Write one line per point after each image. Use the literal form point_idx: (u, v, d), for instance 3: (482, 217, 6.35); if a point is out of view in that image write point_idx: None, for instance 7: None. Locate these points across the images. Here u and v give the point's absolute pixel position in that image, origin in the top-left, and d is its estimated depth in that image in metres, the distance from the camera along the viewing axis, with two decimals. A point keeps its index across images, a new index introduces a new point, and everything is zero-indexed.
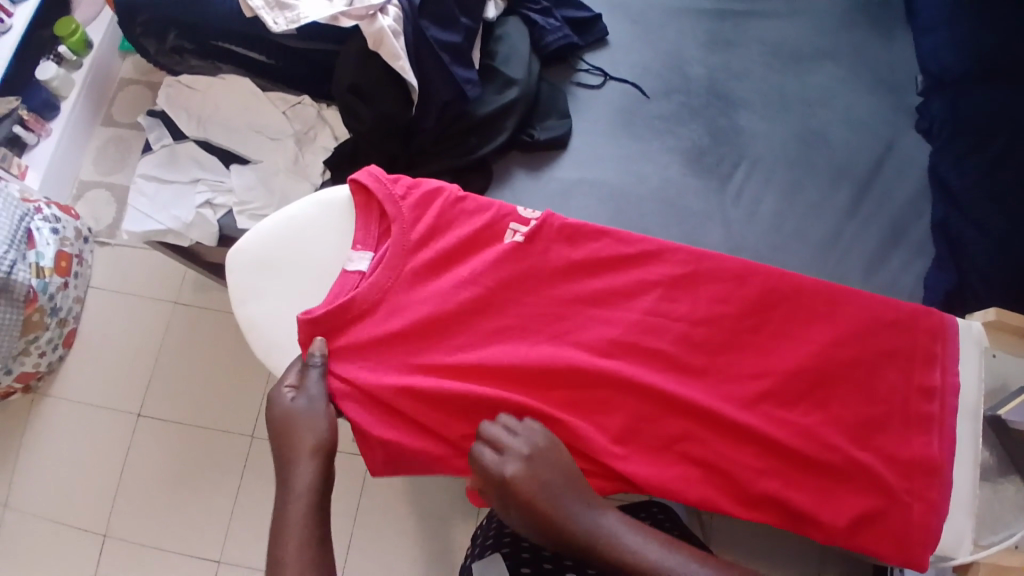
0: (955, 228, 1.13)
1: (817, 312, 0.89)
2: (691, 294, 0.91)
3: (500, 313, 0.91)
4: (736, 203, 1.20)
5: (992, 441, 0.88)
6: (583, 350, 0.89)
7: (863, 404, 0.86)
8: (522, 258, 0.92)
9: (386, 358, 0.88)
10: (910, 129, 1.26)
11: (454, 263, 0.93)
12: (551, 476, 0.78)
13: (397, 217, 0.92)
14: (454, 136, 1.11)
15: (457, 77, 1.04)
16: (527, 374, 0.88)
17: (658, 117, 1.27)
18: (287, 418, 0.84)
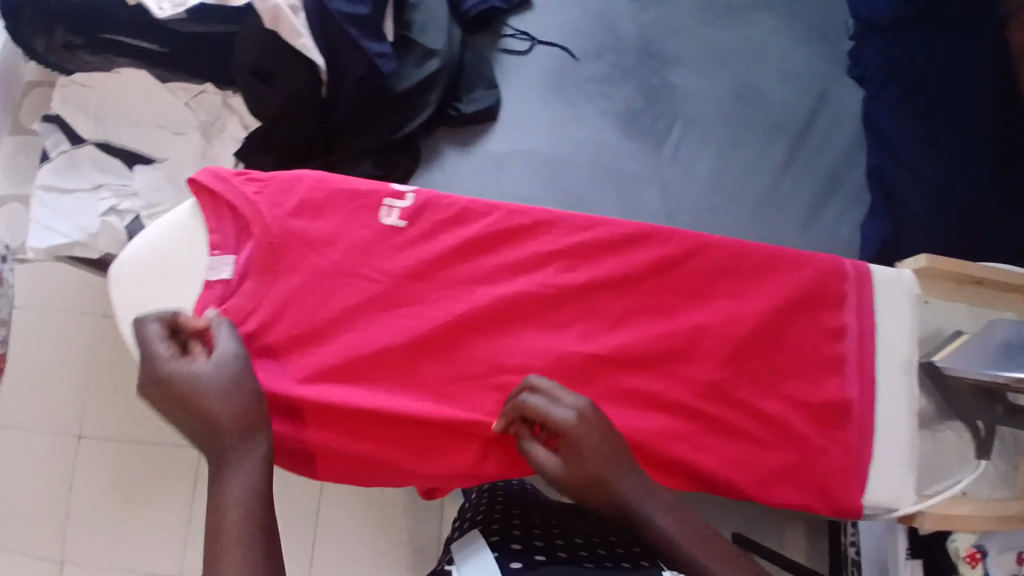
0: (890, 176, 1.12)
1: (721, 268, 0.85)
2: (602, 264, 0.85)
3: (387, 299, 0.84)
4: (672, 162, 1.18)
5: (927, 388, 0.86)
6: (489, 331, 0.84)
7: (774, 354, 0.84)
8: (408, 239, 0.86)
9: (272, 368, 0.81)
10: (843, 77, 1.24)
11: (327, 249, 0.85)
12: (610, 447, 0.73)
13: (261, 216, 0.85)
14: (374, 113, 1.04)
15: (369, 51, 0.97)
16: (422, 358, 0.83)
17: (588, 80, 1.22)
18: (190, 386, 0.72)
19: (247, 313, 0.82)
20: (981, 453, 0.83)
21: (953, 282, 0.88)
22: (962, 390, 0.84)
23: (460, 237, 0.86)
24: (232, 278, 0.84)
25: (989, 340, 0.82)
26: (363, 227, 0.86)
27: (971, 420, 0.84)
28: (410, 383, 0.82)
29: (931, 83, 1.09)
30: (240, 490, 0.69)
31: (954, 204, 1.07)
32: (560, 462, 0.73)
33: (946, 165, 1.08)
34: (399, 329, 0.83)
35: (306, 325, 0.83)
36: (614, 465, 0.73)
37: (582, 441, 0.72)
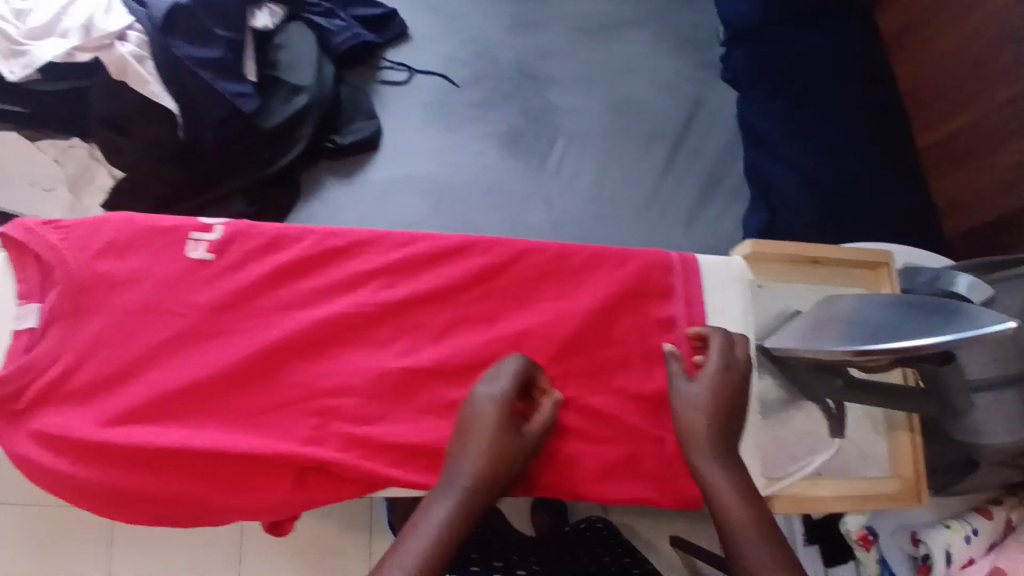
0: (764, 167, 1.14)
1: (546, 269, 0.80)
2: (439, 276, 0.78)
3: (195, 341, 0.72)
4: (556, 177, 1.19)
5: (766, 367, 0.72)
6: (307, 365, 0.74)
7: (605, 351, 0.79)
8: (212, 275, 0.74)
9: (67, 425, 0.68)
10: (716, 82, 1.30)
11: (116, 291, 0.72)
12: (728, 405, 0.69)
13: (56, 254, 0.72)
14: (242, 151, 1.04)
15: (225, 92, 0.97)
16: (236, 404, 0.72)
17: (469, 104, 1.23)
18: (485, 425, 0.69)
19: (46, 368, 0.69)
20: (833, 433, 0.70)
21: (786, 262, 0.81)
22: (802, 368, 0.67)
23: (277, 263, 0.75)
24: (36, 327, 0.71)
25: (827, 310, 0.69)
26: (163, 260, 0.74)
27: (818, 396, 0.69)
28: (228, 428, 0.71)
29: (792, 82, 1.18)
30: (471, 475, 0.66)
31: (822, 188, 1.12)
32: (696, 392, 0.69)
33: (813, 154, 1.14)
34: (205, 373, 0.71)
35: (101, 379, 0.70)
36: (713, 414, 0.68)
37: (709, 384, 0.69)
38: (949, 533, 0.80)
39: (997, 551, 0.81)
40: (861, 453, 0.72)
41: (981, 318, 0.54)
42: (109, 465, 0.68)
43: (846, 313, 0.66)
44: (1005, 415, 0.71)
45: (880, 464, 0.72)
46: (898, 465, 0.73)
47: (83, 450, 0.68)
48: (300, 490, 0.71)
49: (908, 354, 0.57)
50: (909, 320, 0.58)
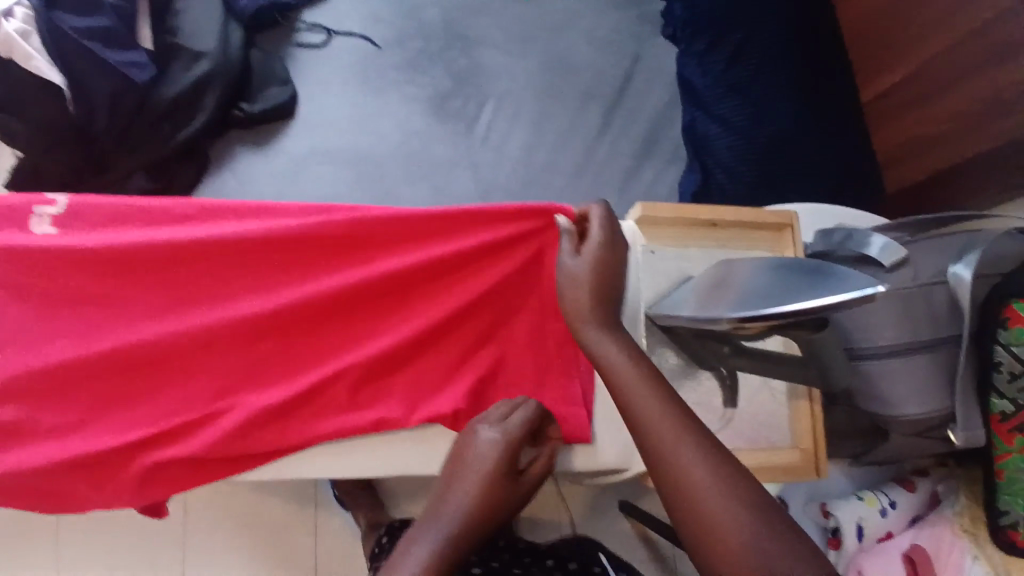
0: (701, 129, 1.10)
1: (424, 236, 0.72)
2: (294, 246, 0.70)
3: (41, 325, 0.67)
4: (485, 143, 1.13)
5: (661, 339, 0.68)
6: (159, 349, 0.67)
7: (496, 325, 0.72)
8: (50, 253, 0.67)
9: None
10: (656, 37, 1.23)
11: None
12: (614, 281, 0.58)
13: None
14: (143, 126, 0.99)
15: (113, 62, 0.94)
16: (83, 391, 0.66)
17: (393, 67, 1.16)
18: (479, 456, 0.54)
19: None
20: (726, 402, 0.69)
21: (680, 223, 0.71)
22: (686, 336, 0.64)
23: (116, 236, 0.68)
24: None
25: (720, 275, 0.64)
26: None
27: (711, 365, 0.66)
28: (72, 417, 0.66)
29: (734, 29, 1.09)
30: (453, 520, 0.50)
31: (759, 147, 1.07)
32: (580, 268, 0.59)
33: (751, 110, 1.07)
34: (47, 360, 0.66)
35: None
36: (599, 288, 0.57)
37: (591, 259, 0.59)
38: (864, 505, 0.82)
39: (917, 525, 0.81)
40: (764, 423, 0.71)
41: (849, 281, 0.48)
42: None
43: (738, 277, 0.60)
44: (922, 384, 0.66)
45: (783, 435, 0.70)
46: (799, 435, 0.70)
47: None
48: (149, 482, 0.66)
49: (778, 323, 0.52)
50: (784, 285, 0.53)
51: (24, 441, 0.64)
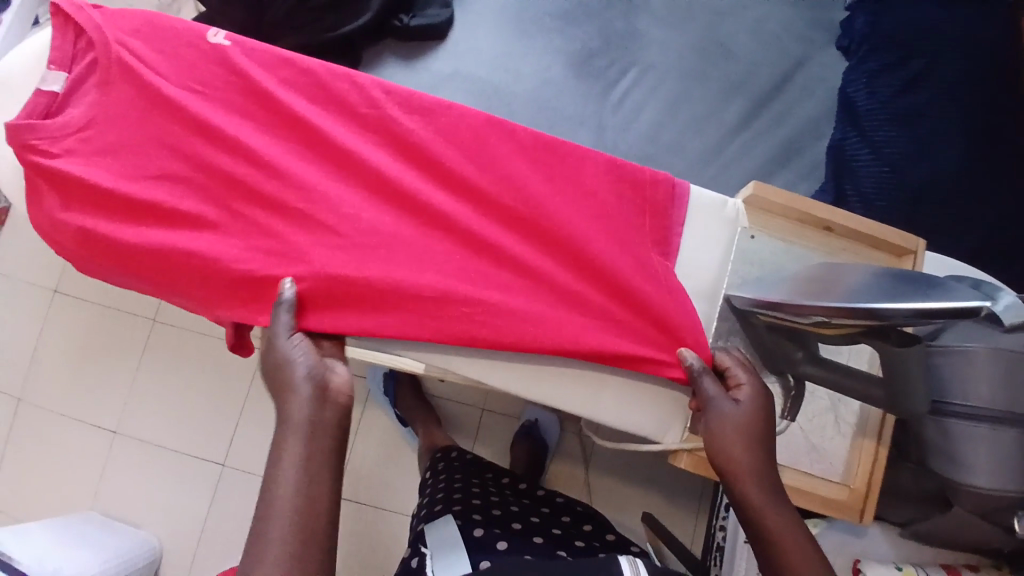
0: (849, 151, 1.04)
1: (549, 173, 0.67)
2: (442, 138, 0.66)
3: (171, 138, 0.66)
4: (617, 110, 1.12)
5: (734, 327, 0.66)
6: (257, 195, 0.65)
7: (598, 279, 0.65)
8: (206, 80, 0.67)
9: (57, 193, 0.65)
10: (829, 47, 1.16)
11: (129, 72, 0.66)
12: (758, 444, 0.57)
13: (92, 25, 0.67)
14: (311, 11, 1.05)
15: None
16: (181, 207, 0.65)
17: (549, 14, 1.16)
18: (279, 377, 0.58)
19: (51, 129, 0.65)
20: (786, 412, 0.63)
21: (789, 216, 0.68)
22: (762, 330, 0.61)
23: (261, 85, 0.66)
24: (60, 94, 0.66)
25: (825, 278, 0.59)
26: (181, 44, 0.68)
27: (779, 368, 0.62)
28: (189, 233, 0.65)
29: (917, 56, 1.01)
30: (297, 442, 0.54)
31: (905, 183, 0.98)
32: (738, 415, 0.58)
33: (908, 142, 0.99)
34: (165, 172, 0.65)
35: (73, 155, 0.65)
36: (756, 444, 0.57)
37: (749, 407, 0.58)
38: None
39: None
40: (816, 447, 0.65)
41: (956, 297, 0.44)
42: (84, 237, 0.65)
43: (840, 281, 0.56)
44: (1004, 460, 0.59)
45: (834, 465, 0.65)
46: (853, 473, 0.65)
47: (68, 218, 0.65)
48: (237, 309, 0.64)
49: (860, 326, 0.48)
50: (882, 292, 0.49)
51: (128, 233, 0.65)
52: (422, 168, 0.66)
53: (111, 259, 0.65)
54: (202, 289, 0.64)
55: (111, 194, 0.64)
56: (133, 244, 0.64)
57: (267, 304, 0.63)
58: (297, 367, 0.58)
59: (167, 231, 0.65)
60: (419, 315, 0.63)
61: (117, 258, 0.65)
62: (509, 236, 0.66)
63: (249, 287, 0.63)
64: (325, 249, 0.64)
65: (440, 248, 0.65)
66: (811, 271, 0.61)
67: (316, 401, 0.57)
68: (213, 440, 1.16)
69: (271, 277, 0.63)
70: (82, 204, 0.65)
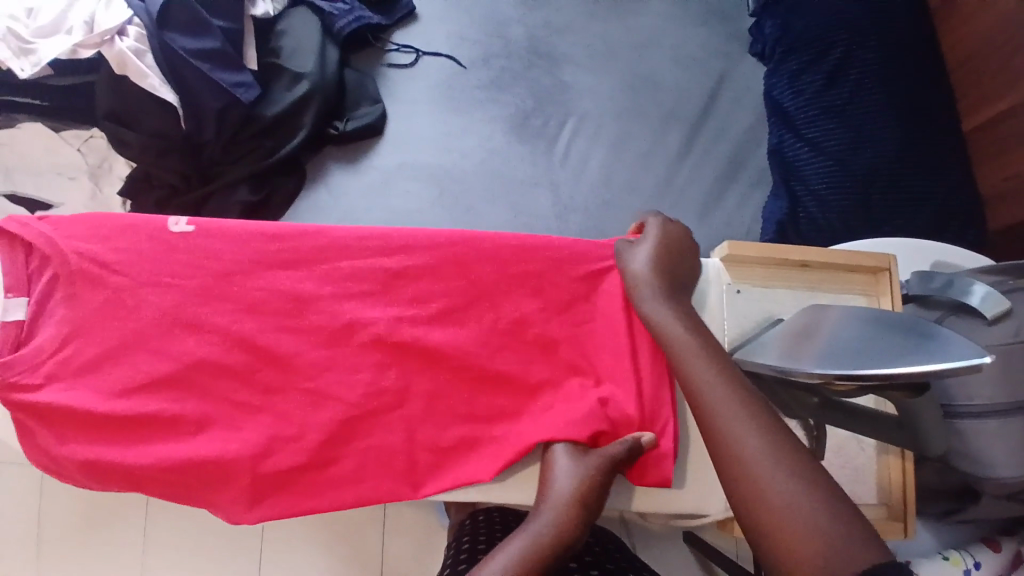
0: (790, 153, 1.08)
1: (531, 280, 0.69)
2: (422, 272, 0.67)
3: (155, 337, 0.66)
4: (564, 163, 1.15)
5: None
6: (258, 373, 0.66)
7: (602, 371, 0.67)
8: (175, 272, 0.68)
9: (51, 423, 0.64)
10: (745, 57, 1.21)
11: (95, 282, 0.67)
12: (661, 278, 0.65)
13: (46, 241, 0.67)
14: (247, 141, 1.05)
15: (222, 83, 0.98)
16: (184, 401, 0.65)
17: (477, 86, 1.18)
18: (544, 474, 0.62)
19: (28, 357, 0.64)
20: (815, 455, 0.65)
21: (767, 262, 0.71)
22: (771, 384, 0.62)
23: (233, 267, 0.68)
24: (26, 320, 0.65)
25: (806, 325, 0.61)
26: (140, 240, 0.68)
27: (798, 416, 0.63)
28: (198, 426, 0.65)
29: (829, 51, 1.07)
30: (538, 526, 0.56)
31: (848, 175, 1.03)
32: (641, 262, 0.66)
33: (843, 134, 1.04)
34: (155, 373, 0.65)
35: (60, 378, 0.65)
36: (658, 275, 0.65)
37: (652, 244, 0.67)
38: (947, 564, 0.74)
39: None
40: (849, 476, 0.68)
41: (955, 347, 0.46)
42: (88, 461, 0.64)
43: (824, 329, 0.59)
44: (1014, 450, 0.62)
45: (869, 490, 0.68)
46: (888, 492, 0.68)
47: (68, 449, 0.64)
48: (265, 495, 0.64)
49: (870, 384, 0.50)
50: (879, 343, 0.52)
51: (134, 441, 0.64)
52: (413, 306, 0.68)
53: (119, 477, 0.64)
54: (224, 482, 0.63)
55: (111, 411, 0.64)
56: (142, 455, 0.63)
57: (292, 480, 0.64)
58: (562, 469, 0.61)
59: (174, 433, 0.65)
60: (445, 447, 0.65)
61: (122, 476, 0.63)
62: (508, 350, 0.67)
63: (272, 467, 0.64)
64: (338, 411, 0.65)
65: (447, 378, 0.67)
66: (797, 317, 0.64)
67: (562, 491, 0.59)
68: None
69: (292, 457, 0.64)
70: (77, 428, 0.64)
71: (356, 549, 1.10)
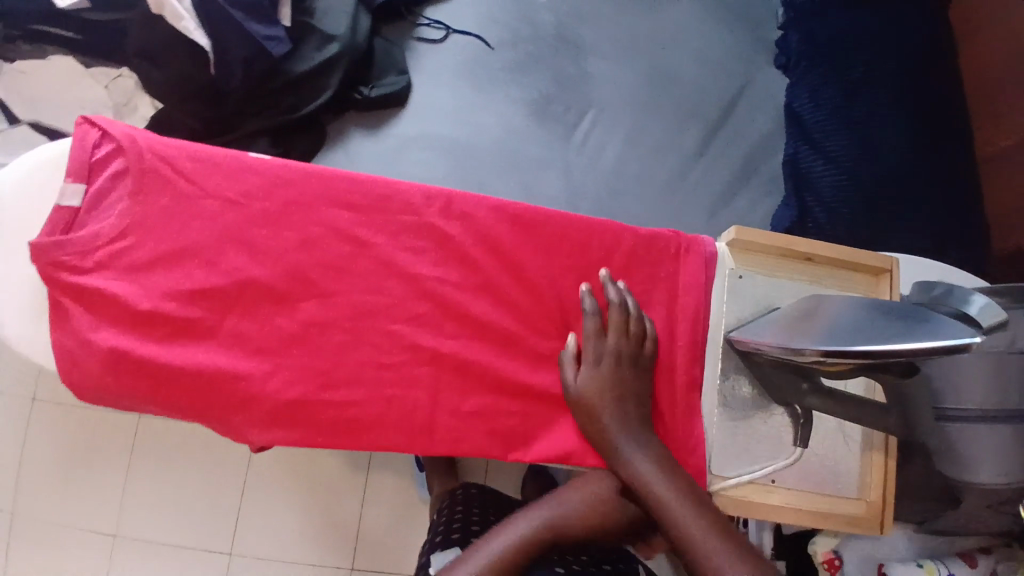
0: (804, 164, 1.08)
1: (541, 243, 0.70)
2: (435, 223, 0.68)
3: (176, 255, 0.65)
4: (581, 151, 1.16)
5: (737, 364, 0.69)
6: (263, 303, 0.66)
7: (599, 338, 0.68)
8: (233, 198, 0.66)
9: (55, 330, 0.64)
10: (768, 67, 1.23)
11: (167, 191, 0.66)
12: (613, 391, 0.65)
13: (128, 140, 0.66)
14: (272, 91, 1.06)
15: (255, 35, 1.00)
16: (183, 324, 0.65)
17: (502, 67, 1.20)
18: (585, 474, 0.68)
19: (84, 242, 0.63)
20: (799, 440, 0.66)
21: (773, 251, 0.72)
22: (765, 364, 0.65)
23: (287, 205, 0.67)
24: (80, 210, 0.65)
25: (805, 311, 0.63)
26: (220, 164, 0.67)
27: (785, 400, 0.66)
28: (193, 346, 0.64)
29: (852, 68, 1.08)
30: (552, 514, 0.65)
31: (858, 189, 1.04)
32: (594, 383, 0.65)
33: (857, 149, 1.05)
34: (163, 292, 0.64)
35: (95, 277, 0.64)
36: (615, 398, 0.64)
37: (608, 356, 0.65)
38: (920, 573, 0.75)
39: None
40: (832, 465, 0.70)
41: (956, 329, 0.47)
42: (86, 371, 0.64)
43: (827, 314, 0.60)
44: (998, 456, 0.63)
45: (851, 482, 0.70)
46: (868, 487, 0.70)
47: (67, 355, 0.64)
48: (254, 422, 0.64)
49: (865, 362, 0.52)
50: (878, 326, 0.53)
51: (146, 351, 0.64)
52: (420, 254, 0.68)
53: (112, 386, 0.64)
54: (216, 403, 0.64)
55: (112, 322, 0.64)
56: (135, 371, 0.63)
57: (282, 411, 0.64)
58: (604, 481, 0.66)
59: (181, 348, 0.64)
60: (438, 394, 0.66)
61: (114, 388, 0.64)
62: (509, 308, 0.68)
63: (265, 394, 0.64)
64: (337, 347, 0.66)
65: (449, 329, 0.67)
66: (797, 304, 0.65)
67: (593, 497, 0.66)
68: (212, 539, 1.09)
69: (286, 385, 0.64)
70: (113, 323, 0.64)
71: (333, 506, 1.11)
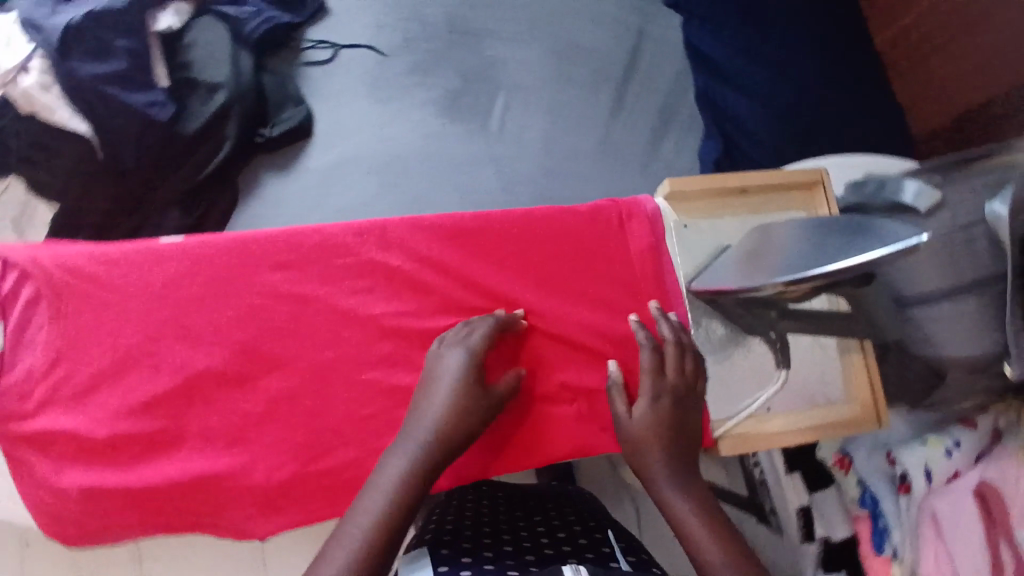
0: (718, 96, 1.09)
1: (488, 248, 0.68)
2: (378, 258, 0.66)
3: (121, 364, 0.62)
4: (501, 137, 1.15)
5: (707, 310, 0.70)
6: (226, 388, 0.64)
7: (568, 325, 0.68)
8: (156, 290, 0.63)
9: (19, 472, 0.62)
10: (661, 7, 1.22)
11: (85, 304, 0.62)
12: (675, 425, 0.64)
13: (29, 267, 0.62)
14: (171, 159, 1.01)
15: (137, 105, 0.94)
16: (152, 431, 0.62)
17: (400, 73, 1.16)
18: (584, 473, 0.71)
19: (21, 383, 0.62)
20: (780, 362, 0.68)
21: (710, 193, 0.72)
22: (730, 304, 0.67)
23: (216, 282, 0.64)
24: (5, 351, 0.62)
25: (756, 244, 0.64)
26: (131, 262, 0.63)
27: (759, 330, 0.68)
28: (170, 450, 0.63)
29: None
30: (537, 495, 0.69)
31: (774, 106, 1.06)
32: (651, 415, 0.64)
33: (763, 68, 1.07)
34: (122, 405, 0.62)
35: (43, 412, 0.62)
36: (675, 431, 0.64)
37: (670, 394, 0.64)
38: (926, 448, 0.79)
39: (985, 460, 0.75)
40: (816, 378, 0.72)
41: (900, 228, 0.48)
42: (65, 508, 0.61)
43: (778, 244, 0.60)
44: (970, 331, 0.65)
45: (837, 388, 0.72)
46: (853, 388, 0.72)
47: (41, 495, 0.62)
48: (251, 506, 0.63)
49: (826, 281, 0.52)
50: (828, 244, 0.53)
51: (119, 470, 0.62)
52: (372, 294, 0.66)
53: (97, 512, 0.62)
54: (209, 499, 0.62)
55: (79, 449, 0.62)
56: (114, 491, 0.61)
57: (277, 487, 0.63)
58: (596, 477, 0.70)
59: (156, 455, 0.63)
60: None
61: (101, 512, 0.62)
62: (474, 322, 0.68)
63: (256, 476, 0.62)
64: (315, 409, 0.64)
65: (421, 359, 0.66)
66: (748, 238, 0.66)
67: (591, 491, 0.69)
68: None
69: (274, 462, 0.63)
70: (76, 455, 0.62)
71: None
